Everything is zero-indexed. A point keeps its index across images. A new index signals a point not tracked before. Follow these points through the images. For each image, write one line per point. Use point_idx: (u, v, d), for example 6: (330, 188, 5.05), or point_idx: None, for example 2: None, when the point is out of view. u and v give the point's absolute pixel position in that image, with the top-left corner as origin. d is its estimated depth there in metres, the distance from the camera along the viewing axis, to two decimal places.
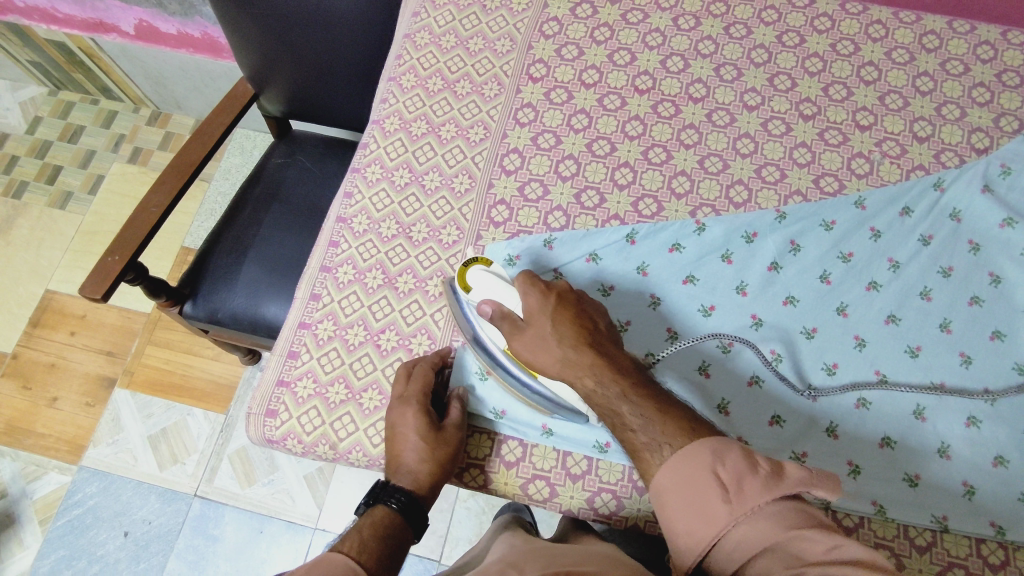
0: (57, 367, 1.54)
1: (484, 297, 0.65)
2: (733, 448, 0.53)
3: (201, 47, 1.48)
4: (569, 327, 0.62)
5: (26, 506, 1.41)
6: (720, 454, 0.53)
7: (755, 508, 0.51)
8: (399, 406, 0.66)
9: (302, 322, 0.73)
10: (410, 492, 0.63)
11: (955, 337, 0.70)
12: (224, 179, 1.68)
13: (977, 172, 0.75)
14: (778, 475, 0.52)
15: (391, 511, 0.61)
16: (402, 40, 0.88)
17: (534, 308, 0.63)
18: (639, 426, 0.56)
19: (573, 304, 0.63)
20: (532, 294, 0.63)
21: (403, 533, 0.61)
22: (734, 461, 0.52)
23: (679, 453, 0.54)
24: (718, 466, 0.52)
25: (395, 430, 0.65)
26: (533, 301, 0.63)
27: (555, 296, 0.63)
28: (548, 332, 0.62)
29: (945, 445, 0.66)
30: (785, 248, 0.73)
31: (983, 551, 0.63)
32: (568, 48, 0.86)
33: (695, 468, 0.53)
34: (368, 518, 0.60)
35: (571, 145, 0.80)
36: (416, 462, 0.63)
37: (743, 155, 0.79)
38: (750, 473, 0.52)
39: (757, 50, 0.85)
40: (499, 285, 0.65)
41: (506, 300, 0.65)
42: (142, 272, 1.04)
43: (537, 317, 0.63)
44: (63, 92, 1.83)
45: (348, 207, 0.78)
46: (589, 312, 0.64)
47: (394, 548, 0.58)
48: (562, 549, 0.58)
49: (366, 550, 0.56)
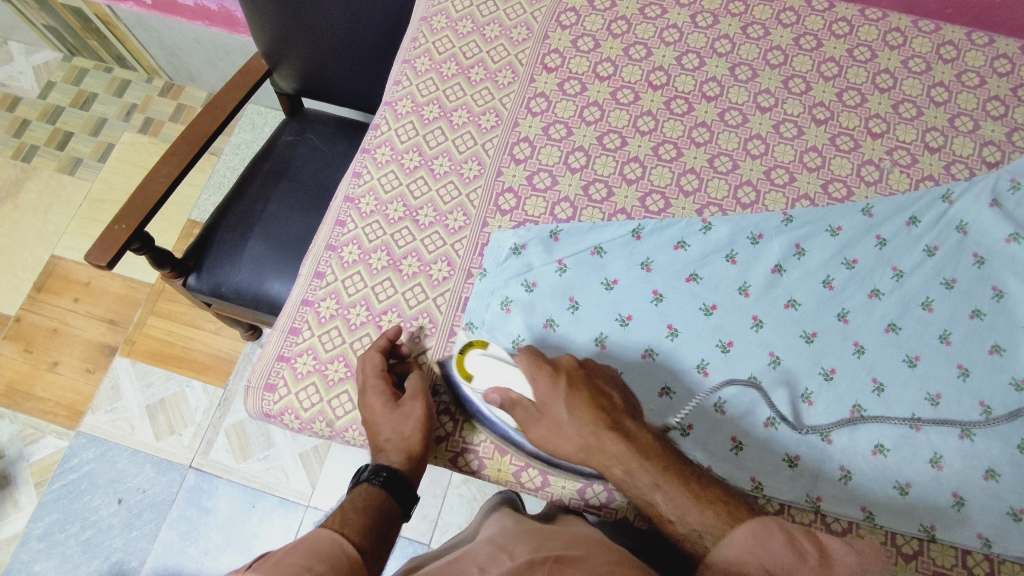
0: (58, 333, 1.54)
1: (487, 383, 0.65)
2: (774, 536, 0.54)
3: (218, 20, 1.48)
4: (586, 409, 0.61)
5: (22, 468, 1.43)
6: (764, 540, 0.54)
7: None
8: (363, 397, 0.66)
9: (305, 300, 0.73)
10: (392, 467, 0.63)
11: (954, 349, 0.70)
12: (234, 154, 1.68)
13: (987, 185, 0.75)
14: (826, 563, 0.53)
15: (373, 487, 0.62)
16: (419, 23, 0.88)
17: (546, 394, 0.62)
18: (676, 517, 0.58)
19: (582, 381, 0.63)
20: (541, 380, 0.63)
21: (390, 507, 0.62)
22: (778, 548, 0.53)
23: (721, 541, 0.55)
24: (765, 556, 0.53)
25: (368, 419, 0.66)
26: (543, 387, 0.62)
27: (563, 379, 0.63)
28: (564, 419, 0.61)
29: (937, 455, 0.66)
30: (790, 251, 0.73)
31: (968, 563, 0.64)
32: (585, 39, 0.86)
33: (740, 555, 0.54)
34: (351, 497, 0.62)
35: (582, 137, 0.80)
36: (385, 441, 0.64)
37: (754, 156, 0.79)
38: (800, 564, 0.52)
39: (773, 51, 0.84)
40: (504, 370, 0.65)
41: (513, 385, 0.64)
42: (148, 242, 1.05)
43: (549, 404, 0.62)
44: (78, 58, 1.83)
45: (356, 187, 0.79)
46: (600, 389, 0.64)
47: (380, 520, 0.60)
48: (554, 532, 0.59)
49: (349, 525, 0.58)
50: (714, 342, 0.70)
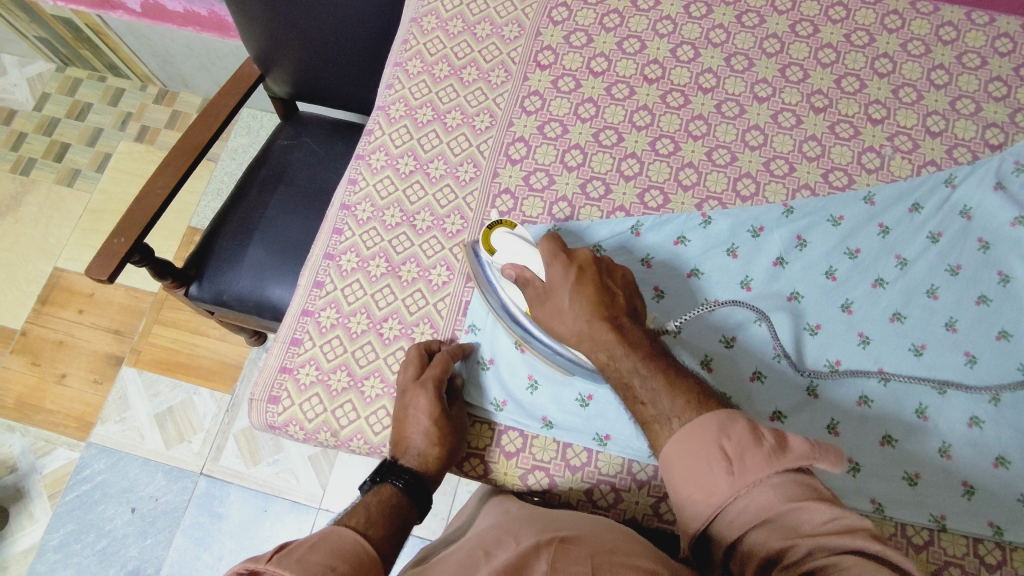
0: (64, 344, 1.55)
1: (508, 259, 0.66)
2: (739, 422, 0.53)
3: (208, 25, 1.47)
4: (587, 296, 0.62)
5: (36, 481, 1.44)
6: (726, 427, 0.53)
7: (756, 479, 0.51)
8: (413, 389, 0.65)
9: (306, 309, 0.73)
10: (412, 471, 0.63)
11: (961, 336, 0.69)
12: (231, 159, 1.68)
13: (989, 169, 0.74)
14: (782, 448, 0.52)
15: (398, 490, 0.61)
16: (409, 24, 0.87)
17: (556, 278, 0.63)
18: (649, 400, 0.57)
19: (592, 275, 0.63)
20: (555, 264, 0.64)
21: (410, 512, 0.61)
22: (739, 433, 0.53)
23: (687, 427, 0.55)
24: (723, 440, 0.53)
25: (410, 414, 0.65)
26: (556, 270, 0.64)
27: (575, 267, 0.63)
28: (565, 304, 0.62)
29: (947, 444, 0.65)
30: (791, 243, 0.73)
31: (980, 552, 0.63)
32: (577, 34, 0.84)
33: (700, 439, 0.54)
34: (375, 496, 0.60)
35: (578, 135, 0.79)
36: (425, 445, 0.63)
37: (752, 148, 0.78)
38: (753, 447, 0.52)
39: (769, 39, 0.83)
40: (523, 248, 0.66)
41: (530, 263, 0.65)
42: (148, 253, 1.05)
43: (557, 288, 0.63)
44: (71, 68, 1.83)
45: (352, 193, 0.78)
46: (606, 282, 0.63)
47: (399, 524, 0.59)
48: (556, 514, 0.60)
49: (373, 526, 0.56)
50: (718, 338, 0.70)
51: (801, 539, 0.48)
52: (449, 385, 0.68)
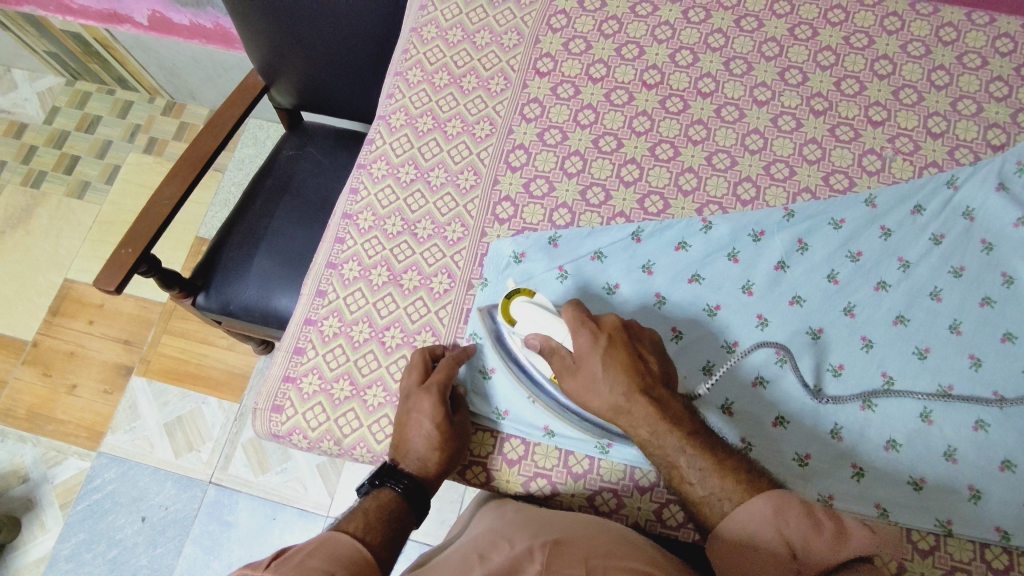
0: (75, 355, 1.57)
1: (530, 330, 0.64)
2: (796, 506, 0.54)
3: (214, 38, 1.49)
4: (620, 369, 0.60)
5: (48, 490, 1.45)
6: (784, 513, 0.54)
7: (822, 566, 0.53)
8: (418, 394, 0.65)
9: (309, 319, 0.73)
10: (412, 476, 0.64)
11: (965, 339, 0.69)
12: (238, 169, 1.69)
13: (992, 169, 0.74)
14: (843, 534, 0.53)
15: (397, 494, 0.62)
16: (409, 34, 0.87)
17: (585, 348, 0.62)
18: (697, 480, 0.57)
19: (622, 344, 0.62)
20: (583, 333, 0.62)
21: (406, 517, 0.62)
22: (798, 522, 0.54)
23: (742, 509, 0.55)
24: (783, 526, 0.54)
25: (412, 421, 0.65)
26: (584, 340, 0.62)
27: (605, 335, 0.62)
28: (598, 375, 0.61)
29: (952, 448, 0.65)
30: (793, 247, 0.72)
31: (987, 556, 0.62)
32: (576, 41, 0.85)
33: (760, 525, 0.54)
34: (374, 501, 0.61)
35: (578, 141, 0.79)
36: (427, 449, 0.64)
37: (752, 152, 0.78)
38: (814, 534, 0.53)
39: (768, 43, 0.83)
40: (544, 318, 0.64)
41: (554, 332, 0.63)
42: (155, 264, 1.06)
43: (587, 359, 0.61)
44: (81, 82, 1.86)
45: (354, 203, 0.79)
46: (637, 351, 0.62)
47: (397, 530, 0.60)
48: (552, 517, 0.60)
49: (371, 531, 0.58)
50: (720, 343, 0.70)
51: None
52: (454, 393, 0.68)
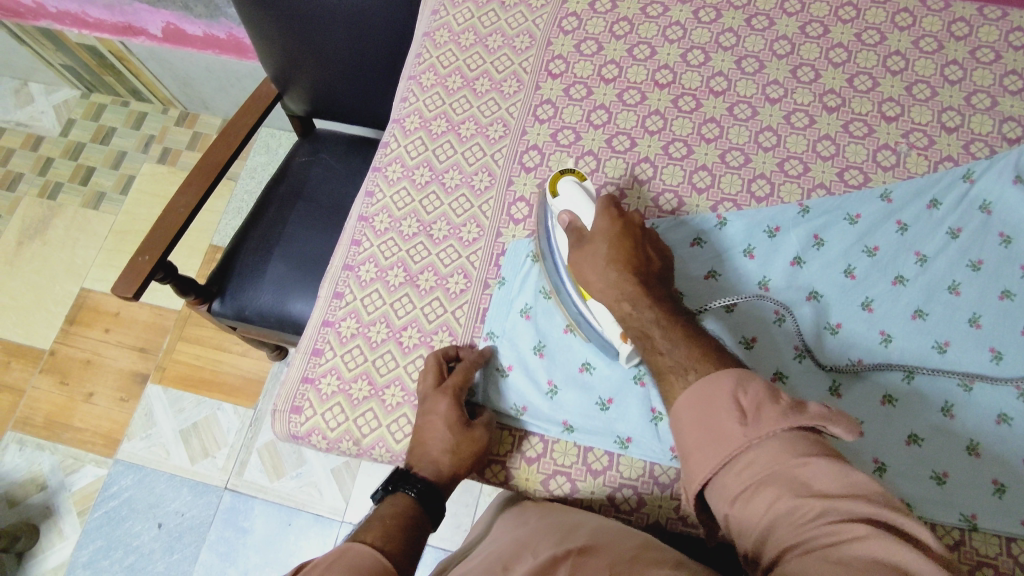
0: (92, 363, 1.58)
1: (565, 207, 0.67)
2: (757, 379, 0.52)
3: (226, 48, 1.50)
4: (622, 253, 0.63)
5: (65, 497, 1.46)
6: (743, 383, 0.52)
7: (769, 434, 0.49)
8: (433, 396, 0.66)
9: (326, 320, 0.74)
10: (426, 481, 0.63)
11: (985, 332, 0.68)
12: (250, 178, 1.71)
13: (1010, 163, 0.74)
14: (799, 406, 0.50)
15: (411, 500, 0.61)
16: (422, 38, 0.88)
17: (599, 230, 0.64)
18: (667, 349, 0.57)
19: (635, 235, 0.64)
20: (602, 217, 0.65)
21: (423, 521, 0.61)
22: (756, 389, 0.51)
23: (703, 380, 0.53)
24: (739, 394, 0.51)
25: (425, 424, 0.65)
26: (600, 222, 0.64)
27: (624, 223, 0.65)
28: (600, 254, 0.63)
29: (974, 442, 0.64)
30: (808, 242, 0.72)
31: (1015, 551, 0.61)
32: (588, 43, 0.85)
33: (716, 391, 0.52)
34: (391, 508, 0.60)
35: (591, 142, 0.80)
36: (440, 452, 0.64)
37: (765, 149, 0.78)
38: (769, 401, 0.50)
39: (780, 41, 0.83)
40: (581, 198, 0.66)
41: (582, 212, 0.66)
42: (171, 271, 1.07)
43: (597, 237, 0.64)
44: (95, 94, 1.88)
45: (370, 205, 0.79)
46: (645, 248, 0.64)
47: (417, 535, 0.59)
48: (576, 520, 0.60)
49: (390, 540, 0.56)
50: (737, 338, 0.69)
51: (814, 495, 0.45)
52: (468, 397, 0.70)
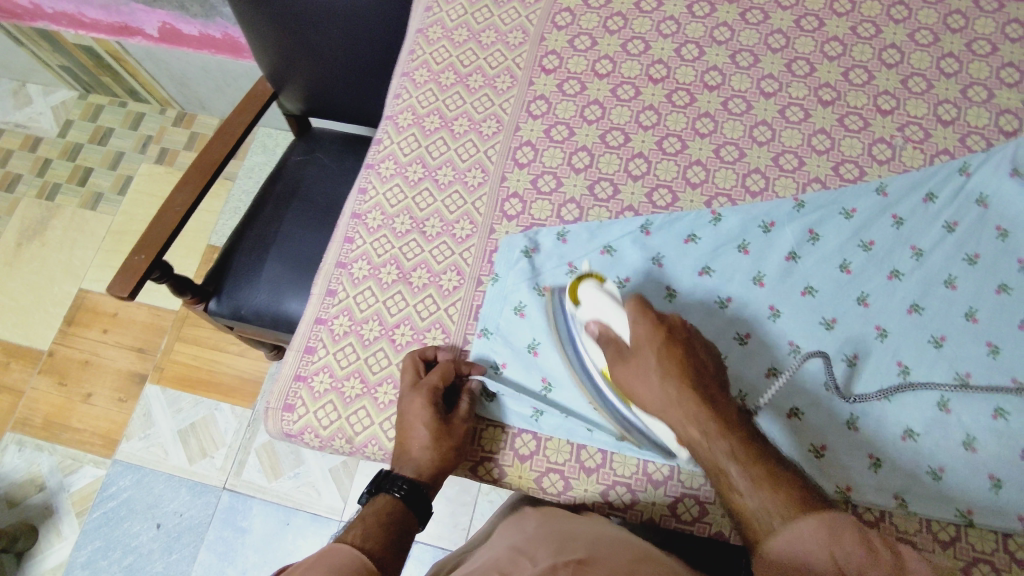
0: (90, 364, 1.58)
1: (592, 315, 0.65)
2: (848, 532, 0.49)
3: (222, 48, 1.50)
4: (674, 364, 0.59)
5: (63, 498, 1.46)
6: (837, 537, 0.48)
7: None
8: (411, 394, 0.66)
9: (319, 318, 0.74)
10: (410, 479, 0.63)
11: (982, 327, 0.68)
12: (248, 178, 1.71)
13: (1006, 155, 0.73)
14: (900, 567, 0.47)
15: (395, 499, 0.62)
16: (415, 35, 0.88)
17: (642, 337, 0.61)
18: (747, 491, 0.52)
19: (681, 340, 0.61)
20: (642, 322, 0.61)
21: (409, 520, 0.62)
22: (852, 548, 0.48)
23: (790, 527, 0.50)
24: (835, 549, 0.48)
25: (405, 422, 0.66)
26: (642, 329, 0.61)
27: (665, 327, 0.61)
28: (651, 367, 0.60)
29: (970, 437, 0.64)
30: (803, 237, 0.72)
31: (1010, 546, 0.61)
32: (581, 38, 0.85)
33: (810, 548, 0.48)
34: (371, 508, 0.61)
35: (584, 137, 0.79)
36: (419, 449, 0.64)
37: (760, 143, 0.77)
38: (870, 562, 0.47)
39: (774, 35, 0.83)
40: (607, 305, 0.63)
41: (613, 320, 0.63)
42: (167, 270, 1.07)
43: (642, 347, 0.61)
44: (93, 95, 1.88)
45: (362, 202, 0.79)
46: (695, 350, 0.61)
47: (399, 536, 0.59)
48: (575, 531, 0.59)
49: (370, 539, 0.57)
50: (732, 334, 0.69)
51: None
52: (448, 392, 0.69)
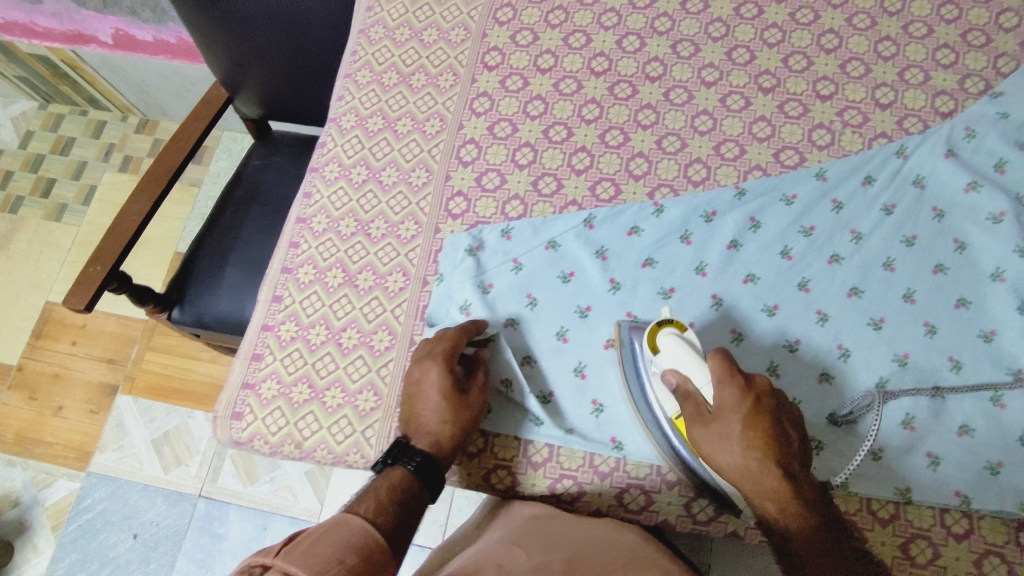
0: (59, 377, 1.57)
1: (671, 365, 0.60)
2: None
3: (178, 53, 1.48)
4: (760, 438, 0.56)
5: (38, 513, 1.45)
6: None
7: None
8: (423, 363, 0.64)
9: (266, 325, 0.73)
10: (424, 452, 0.61)
11: (920, 307, 0.68)
12: (214, 183, 1.70)
13: (941, 137, 0.74)
14: None
15: (409, 473, 0.59)
16: (357, 36, 0.87)
17: (728, 402, 0.57)
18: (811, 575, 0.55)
19: (769, 409, 0.57)
20: (729, 387, 0.57)
21: (421, 494, 0.58)
22: None
23: None
24: None
25: (421, 393, 0.64)
26: (728, 395, 0.57)
27: (753, 395, 0.56)
28: (734, 435, 0.56)
29: (909, 417, 0.65)
30: (744, 225, 0.72)
31: (947, 522, 0.62)
32: (523, 33, 0.85)
33: None
34: (386, 481, 0.58)
35: (528, 133, 0.79)
36: (438, 422, 0.63)
37: (701, 133, 0.78)
38: None
39: (715, 24, 0.83)
40: (689, 360, 0.59)
41: (695, 376, 0.59)
42: (125, 281, 1.06)
43: (727, 413, 0.57)
44: (53, 105, 1.86)
45: (307, 207, 0.79)
46: (782, 420, 0.57)
47: (409, 510, 0.56)
48: (563, 528, 0.61)
49: (382, 514, 0.54)
50: None
51: None
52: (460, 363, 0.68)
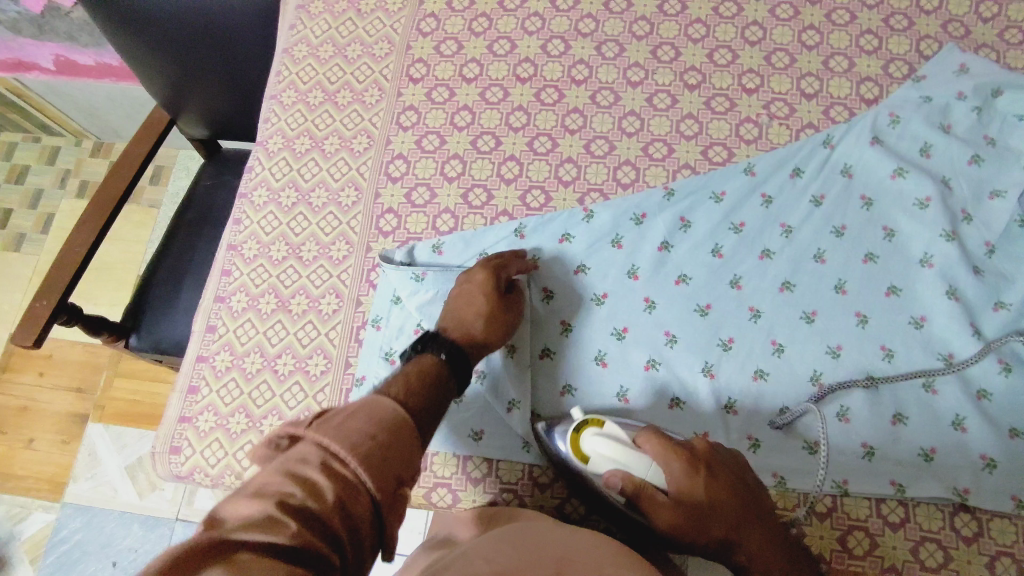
0: (28, 410, 1.56)
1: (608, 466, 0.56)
2: None
3: (122, 75, 1.46)
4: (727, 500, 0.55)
5: (15, 548, 1.44)
6: None
7: None
8: (472, 270, 0.66)
9: (201, 356, 0.73)
10: (452, 342, 0.58)
11: (851, 297, 0.69)
12: (172, 204, 1.68)
13: (866, 125, 0.74)
14: None
15: (440, 360, 0.56)
16: (281, 55, 0.86)
17: (681, 480, 0.54)
18: None
19: (720, 473, 0.56)
20: (677, 464, 0.54)
21: (449, 384, 0.54)
22: None
23: None
24: None
25: (464, 295, 0.64)
26: (677, 471, 0.54)
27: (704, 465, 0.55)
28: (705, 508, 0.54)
29: (843, 408, 0.65)
30: (674, 226, 0.72)
31: (883, 511, 0.62)
32: (447, 43, 0.84)
33: None
34: (415, 366, 0.54)
35: (456, 145, 0.79)
36: (476, 315, 0.63)
37: (630, 134, 0.78)
38: None
39: (639, 22, 0.83)
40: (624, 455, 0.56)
41: (634, 467, 0.55)
42: (75, 312, 1.04)
43: (687, 491, 0.54)
44: (4, 134, 1.82)
45: (237, 234, 0.78)
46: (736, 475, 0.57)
47: (441, 399, 0.52)
48: (544, 532, 0.49)
49: (413, 395, 0.49)
50: (609, 330, 0.69)
51: None
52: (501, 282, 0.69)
